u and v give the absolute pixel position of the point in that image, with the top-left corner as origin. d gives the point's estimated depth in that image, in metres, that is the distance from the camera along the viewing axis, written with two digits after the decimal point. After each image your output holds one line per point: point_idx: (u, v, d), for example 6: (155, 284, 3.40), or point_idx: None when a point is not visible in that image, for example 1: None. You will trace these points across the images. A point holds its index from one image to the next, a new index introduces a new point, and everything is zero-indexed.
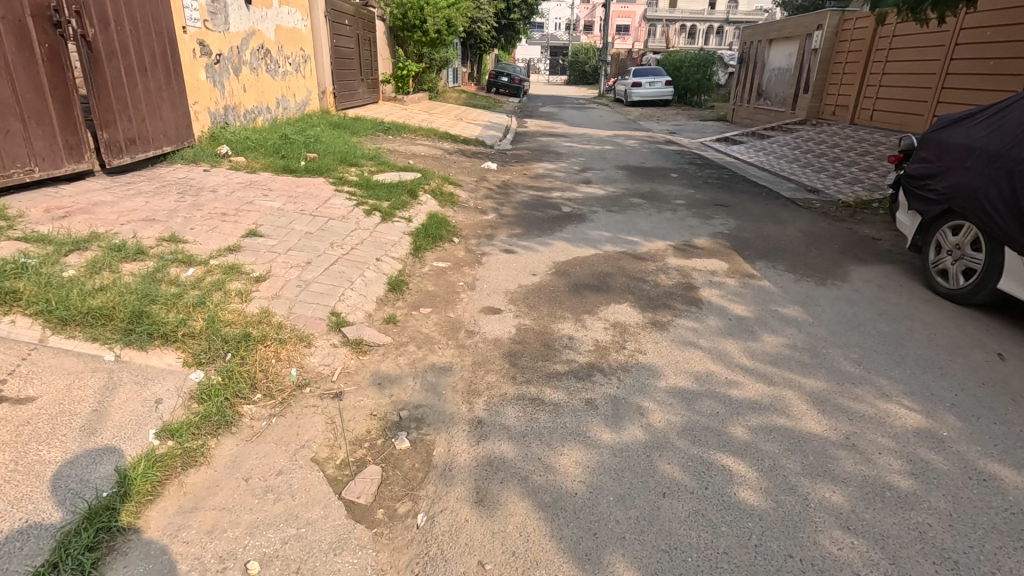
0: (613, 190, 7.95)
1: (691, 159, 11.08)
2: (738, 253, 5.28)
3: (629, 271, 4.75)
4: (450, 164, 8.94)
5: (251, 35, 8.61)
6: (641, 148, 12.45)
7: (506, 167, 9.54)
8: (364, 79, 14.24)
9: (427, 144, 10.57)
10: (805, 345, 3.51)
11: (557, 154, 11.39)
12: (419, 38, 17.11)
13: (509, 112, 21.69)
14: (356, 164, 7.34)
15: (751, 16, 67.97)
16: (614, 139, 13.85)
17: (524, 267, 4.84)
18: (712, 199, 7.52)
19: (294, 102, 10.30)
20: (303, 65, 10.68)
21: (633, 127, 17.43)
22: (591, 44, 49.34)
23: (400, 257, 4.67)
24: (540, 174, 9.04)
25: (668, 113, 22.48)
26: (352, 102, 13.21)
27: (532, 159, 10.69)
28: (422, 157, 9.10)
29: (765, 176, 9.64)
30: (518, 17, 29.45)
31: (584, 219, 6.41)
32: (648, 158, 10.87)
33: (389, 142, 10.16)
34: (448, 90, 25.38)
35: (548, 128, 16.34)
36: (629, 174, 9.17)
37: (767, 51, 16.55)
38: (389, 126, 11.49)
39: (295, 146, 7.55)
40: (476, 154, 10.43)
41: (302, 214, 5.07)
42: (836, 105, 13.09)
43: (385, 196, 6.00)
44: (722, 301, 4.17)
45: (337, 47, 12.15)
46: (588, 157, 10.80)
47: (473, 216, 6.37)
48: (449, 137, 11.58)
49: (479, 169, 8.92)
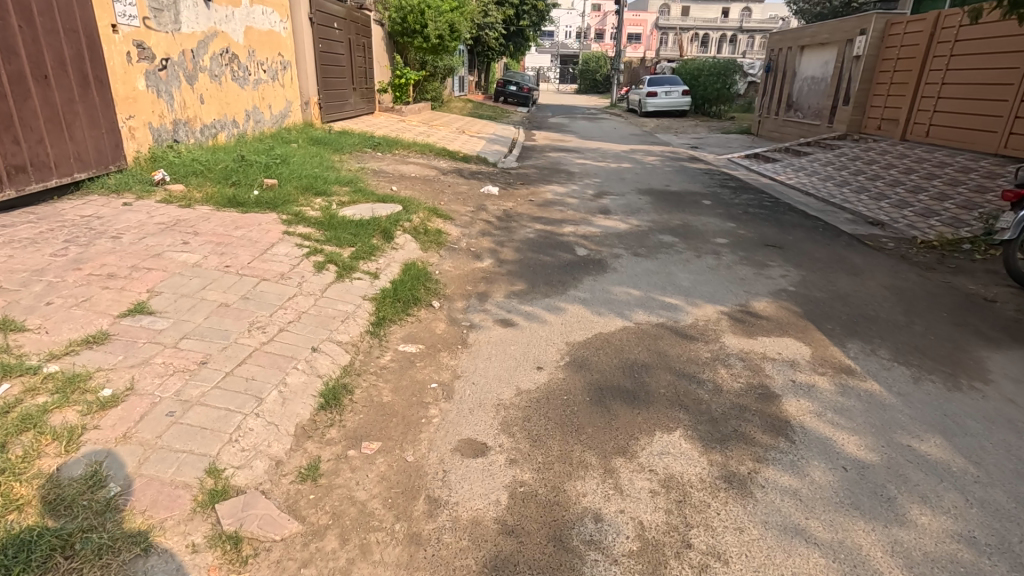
0: (637, 223, 6.59)
1: (723, 180, 9.69)
2: (817, 328, 3.87)
3: (673, 363, 3.36)
4: (443, 188, 7.63)
5: (211, 37, 7.35)
6: (663, 166, 11.09)
7: (511, 191, 8.22)
8: (358, 88, 13.00)
9: (421, 163, 9.28)
10: (990, 540, 2.10)
11: (569, 173, 10.06)
12: (421, 44, 15.87)
13: (517, 123, 20.43)
14: (325, 192, 6.02)
15: (766, 24, 66.46)
16: (631, 155, 12.50)
17: (526, 352, 3.46)
18: (760, 237, 6.13)
19: (268, 114, 9.04)
20: (280, 73, 9.43)
21: (651, 140, 16.09)
22: (602, 53, 48.18)
23: (350, 340, 3.31)
24: (550, 200, 7.70)
25: (686, 124, 21.07)
26: (342, 113, 11.97)
27: (541, 180, 9.36)
28: (412, 180, 7.80)
29: (813, 204, 8.22)
30: (527, 24, 28.30)
31: (605, 267, 5.05)
32: (673, 179, 9.50)
33: (377, 160, 8.87)
34: (454, 100, 24.21)
35: (559, 141, 15.02)
36: (654, 201, 7.81)
37: (799, 58, 15.11)
38: (379, 141, 10.19)
39: (253, 169, 6.25)
40: (476, 174, 9.14)
41: (225, 272, 3.75)
42: (883, 118, 11.66)
43: (348, 240, 4.66)
44: (819, 425, 2.78)
45: (323, 53, 10.91)
46: (604, 178, 9.46)
47: (464, 263, 5.02)
48: (447, 154, 10.25)
49: (478, 195, 7.59)
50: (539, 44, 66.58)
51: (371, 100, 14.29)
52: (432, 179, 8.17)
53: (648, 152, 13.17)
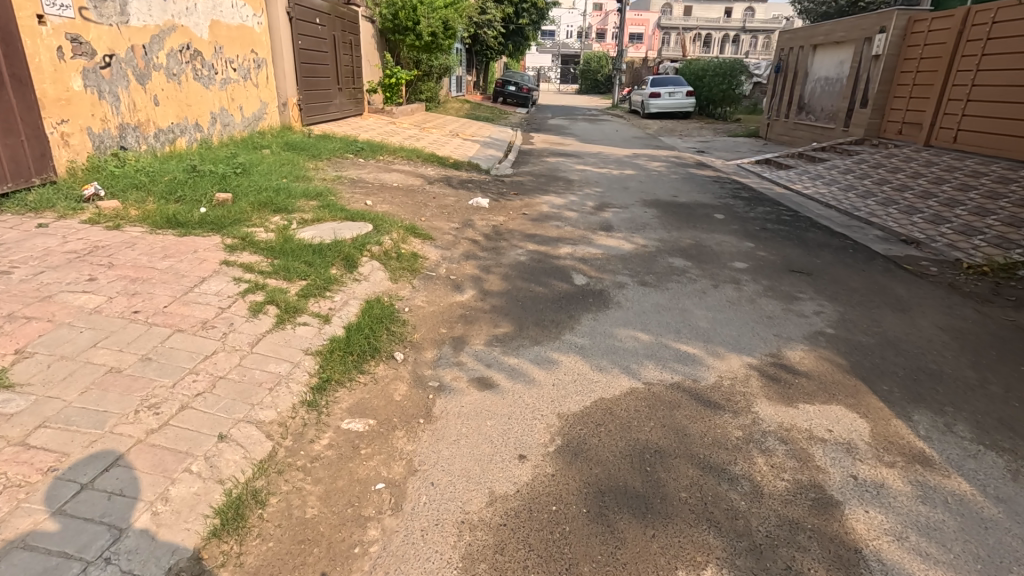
0: (645, 243, 5.82)
1: (734, 190, 8.93)
2: (871, 391, 3.12)
3: (696, 447, 2.59)
4: (427, 200, 6.86)
5: (168, 31, 6.59)
6: (670, 174, 10.31)
7: (504, 202, 7.46)
8: (344, 88, 12.23)
9: (407, 170, 8.53)
10: None
11: (568, 181, 9.29)
12: (413, 42, 15.09)
13: (515, 125, 19.64)
14: (286, 207, 5.26)
15: (769, 25, 65.60)
16: (634, 160, 11.75)
17: (507, 428, 2.70)
18: (785, 262, 5.36)
19: (239, 118, 8.29)
20: (253, 72, 8.67)
21: (654, 143, 15.33)
22: (603, 53, 47.45)
23: (277, 418, 2.55)
24: (545, 214, 6.94)
25: (691, 126, 20.27)
26: (326, 115, 11.21)
27: (537, 189, 8.59)
28: (392, 192, 7.04)
29: (836, 217, 7.46)
30: (527, 22, 27.53)
31: (607, 301, 4.29)
32: (682, 189, 8.73)
33: (358, 168, 8.11)
34: (451, 101, 23.46)
35: (558, 145, 14.28)
36: (662, 215, 7.04)
37: (812, 57, 14.31)
38: (362, 145, 9.43)
39: (207, 181, 5.49)
40: (466, 183, 8.39)
41: (131, 320, 2.99)
42: (905, 122, 10.89)
43: (300, 271, 3.90)
44: (904, 558, 2.01)
45: (304, 51, 10.13)
46: (607, 187, 8.70)
47: (441, 296, 4.26)
48: (436, 160, 9.48)
49: (466, 207, 6.83)
50: (540, 44, 65.85)
51: (359, 101, 13.53)
52: (415, 189, 7.40)
53: (653, 157, 12.39)
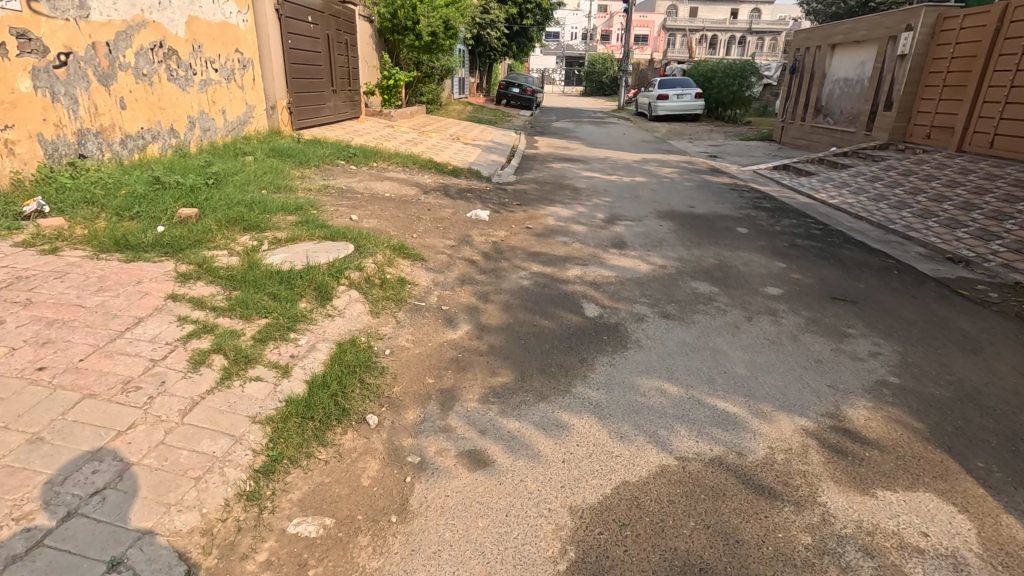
0: (663, 263, 5.19)
1: (754, 199, 8.28)
2: (964, 470, 2.47)
3: (755, 565, 1.96)
4: (421, 213, 6.24)
5: (136, 27, 6.00)
6: (684, 181, 9.68)
7: (506, 214, 6.85)
8: (339, 90, 11.64)
9: (402, 178, 7.95)
10: None
11: (575, 189, 8.67)
12: (412, 43, 14.52)
13: (519, 128, 19.03)
14: (258, 225, 4.65)
15: (776, 26, 64.92)
16: (645, 166, 11.11)
17: (504, 533, 2.07)
18: (823, 285, 4.73)
19: (221, 122, 7.70)
20: (237, 72, 8.07)
21: (664, 147, 14.68)
22: (608, 55, 46.89)
23: (200, 526, 1.93)
24: (551, 228, 6.32)
25: (701, 129, 19.63)
26: (319, 118, 10.62)
27: (542, 198, 7.98)
28: (384, 202, 6.44)
29: (870, 231, 6.80)
30: (531, 23, 26.97)
31: (625, 339, 3.66)
32: (698, 198, 8.10)
33: (348, 177, 7.52)
34: (453, 103, 22.88)
35: (564, 149, 13.66)
36: (679, 230, 6.42)
37: (830, 58, 13.64)
38: (355, 151, 8.83)
39: (172, 193, 4.89)
40: (465, 192, 7.78)
41: (31, 382, 2.37)
42: (934, 126, 10.23)
43: (261, 307, 3.29)
44: None
45: (294, 50, 9.54)
46: (617, 196, 8.08)
47: (430, 333, 3.63)
48: (434, 166, 8.87)
49: (465, 221, 6.23)
50: (545, 46, 65.32)
51: (356, 104, 12.93)
52: (409, 200, 6.80)
53: (664, 162, 11.75)
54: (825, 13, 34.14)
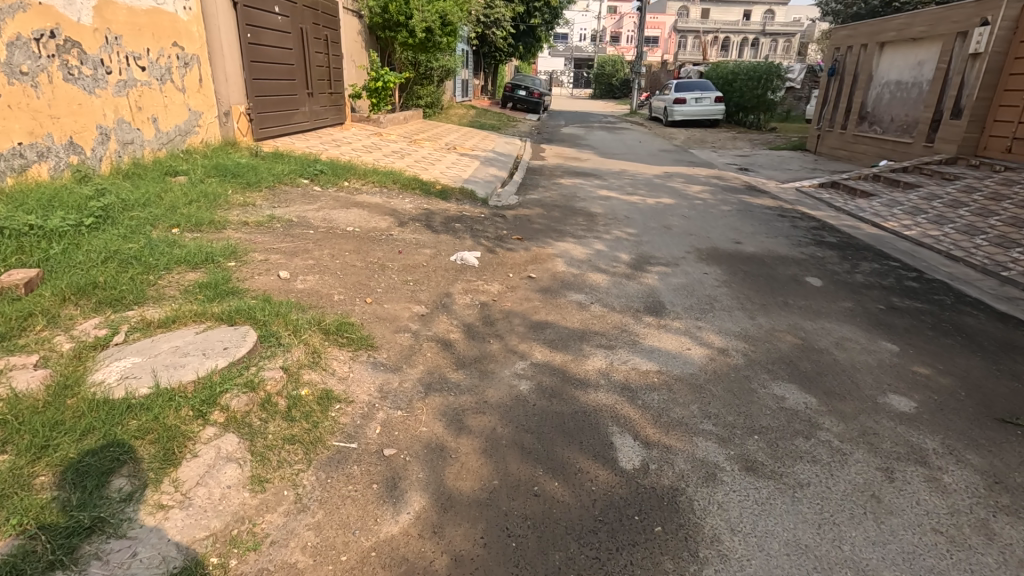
0: (722, 345, 3.62)
1: (813, 230, 6.70)
2: None
3: None
4: (388, 257, 4.71)
5: (10, 10, 4.48)
6: (718, 203, 8.11)
7: (502, 256, 5.30)
8: (316, 93, 10.13)
9: (374, 203, 6.43)
10: None
11: (589, 215, 7.12)
12: (406, 40, 13.00)
13: (524, 134, 17.49)
14: (121, 298, 3.11)
15: (790, 28, 63.19)
16: (669, 183, 9.54)
17: None
18: (972, 391, 3.14)
19: (150, 133, 6.19)
20: (175, 71, 6.57)
21: (686, 158, 13.10)
22: (618, 58, 45.47)
23: None
24: (561, 279, 4.76)
25: (723, 136, 18.04)
26: (289, 126, 9.12)
27: (549, 229, 6.42)
28: (341, 240, 4.92)
29: (980, 280, 5.20)
30: (539, 22, 25.54)
31: (691, 535, 2.09)
32: (743, 230, 6.52)
33: (307, 203, 6.02)
34: (454, 107, 21.39)
35: (574, 160, 12.12)
36: (730, 281, 4.84)
37: (878, 58, 11.99)
38: (323, 166, 7.32)
39: (12, 242, 3.38)
40: (451, 220, 6.23)
41: None
42: (1016, 137, 8.61)
43: (16, 508, 1.76)
44: None
45: (255, 46, 8.04)
46: (642, 227, 6.53)
47: (350, 521, 2.07)
48: (415, 186, 7.30)
49: (447, 269, 4.69)
50: (553, 47, 63.95)
51: (339, 108, 11.43)
52: (377, 235, 5.26)
53: (690, 178, 10.16)
54: (848, 13, 32.35)
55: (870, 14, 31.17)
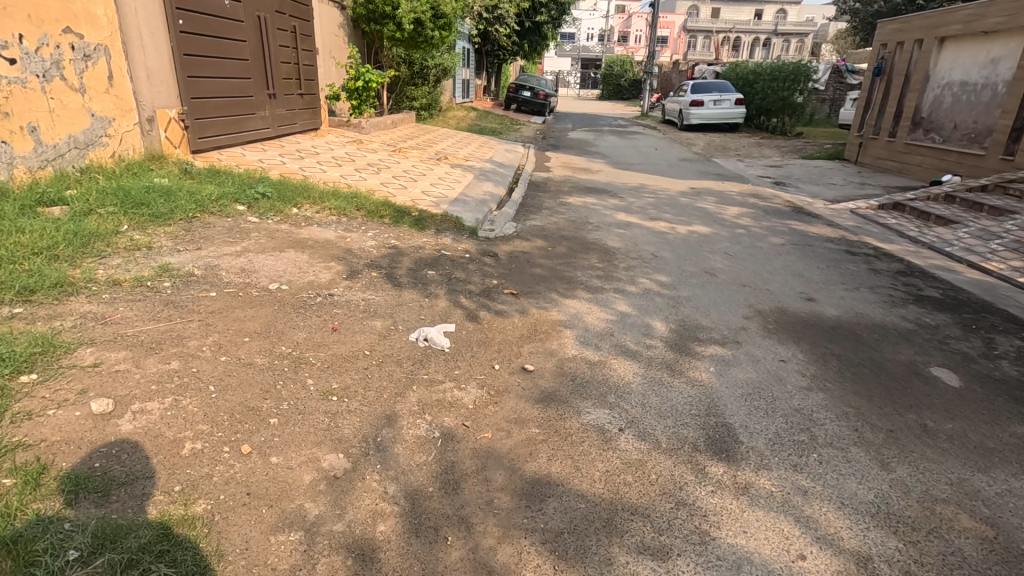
0: (857, 546, 2.05)
1: (901, 276, 5.11)
2: None
3: None
4: (313, 340, 3.15)
5: None
6: (765, 232, 6.51)
7: (487, 329, 3.73)
8: (280, 95, 8.61)
9: (323, 240, 4.87)
10: None
11: (605, 252, 5.54)
12: (393, 34, 11.46)
13: (527, 139, 15.90)
14: None
15: (803, 27, 61.40)
16: (699, 204, 7.96)
17: None
18: None
19: (22, 148, 4.64)
20: (68, 65, 5.02)
21: (711, 168, 11.48)
22: (626, 58, 43.95)
23: None
24: (570, 373, 3.19)
25: (746, 143, 16.44)
26: (241, 134, 7.59)
27: (553, 275, 4.84)
28: (250, 310, 3.37)
29: None
30: (545, 19, 24.03)
31: None
32: (811, 278, 4.94)
33: (229, 243, 4.50)
34: (452, 109, 19.82)
35: (583, 172, 10.56)
36: (823, 376, 3.26)
37: (937, 56, 10.34)
38: (267, 188, 5.79)
39: None
40: (423, 265, 4.67)
41: None
42: None
43: None
44: None
45: (192, 37, 6.51)
46: (676, 272, 4.95)
47: None
48: (383, 214, 5.74)
49: (399, 362, 3.12)
50: (560, 47, 62.38)
51: (312, 111, 9.90)
52: (308, 299, 3.69)
53: (722, 196, 8.57)
54: (870, 11, 30.62)
55: (894, 13, 29.49)
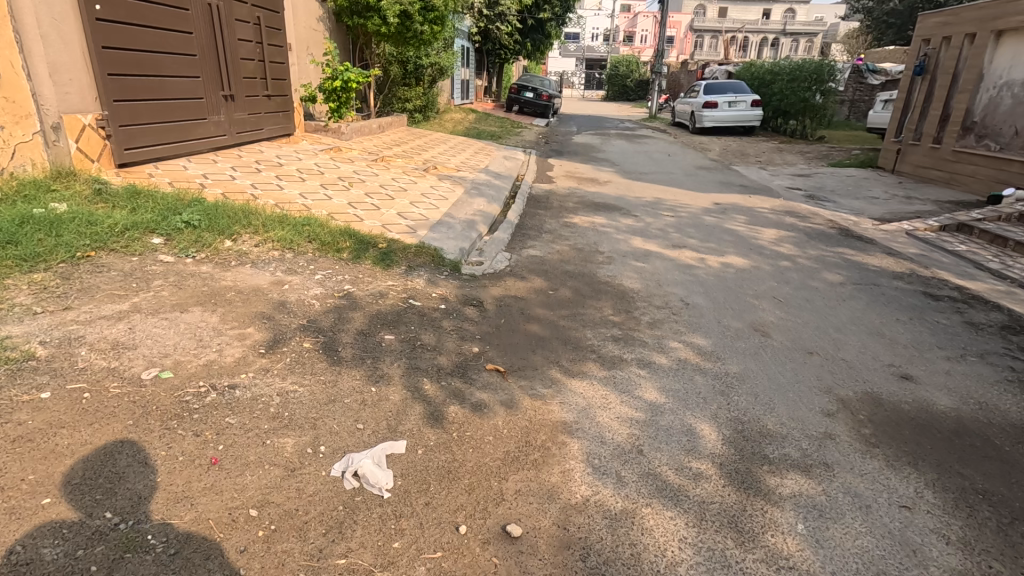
0: None
1: (1010, 334, 3.91)
2: None
3: None
4: (166, 494, 1.97)
5: None
6: (815, 265, 5.31)
7: (455, 441, 2.54)
8: (240, 97, 7.45)
9: (251, 289, 3.69)
10: None
11: (620, 296, 4.34)
12: (378, 29, 10.39)
13: (528, 144, 14.73)
14: None
15: (812, 27, 60.12)
16: (727, 225, 6.76)
17: None
18: None
19: None
20: None
21: (733, 178, 10.27)
22: (631, 58, 42.72)
23: None
24: (578, 544, 2.00)
25: (765, 148, 15.22)
26: (185, 143, 6.43)
27: (554, 334, 3.65)
28: (84, 432, 2.19)
29: None
30: (548, 16, 22.86)
31: None
32: (896, 339, 3.74)
33: (115, 298, 3.33)
34: (449, 111, 18.65)
35: (589, 184, 9.38)
36: (980, 543, 2.07)
37: (992, 52, 9.12)
38: (195, 213, 4.62)
39: None
40: (379, 325, 3.48)
41: None
42: None
43: None
44: None
45: (115, 26, 5.35)
46: (716, 332, 3.75)
47: None
48: (341, 248, 4.56)
49: (303, 530, 1.94)
50: (563, 47, 61.16)
51: (282, 115, 8.74)
52: (191, 401, 2.49)
53: (752, 215, 7.36)
54: (885, 9, 29.35)
55: (909, 11, 28.22)
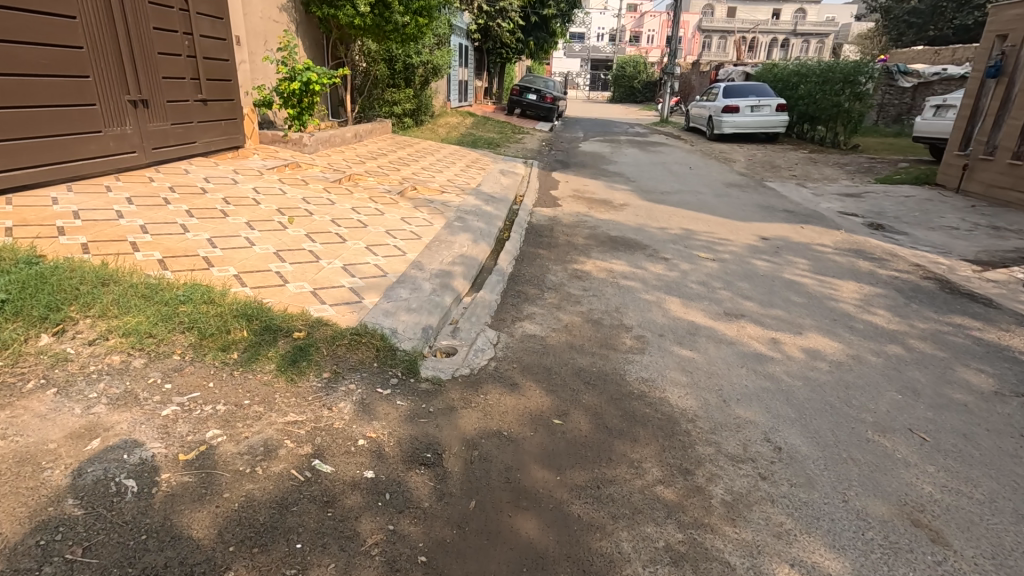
0: None
1: None
2: None
3: None
4: None
5: None
6: (939, 353, 3.67)
7: None
8: (158, 103, 5.82)
9: (16, 458, 2.05)
10: None
11: (668, 433, 2.71)
12: (351, 21, 8.84)
13: (530, 153, 13.11)
14: None
15: (823, 28, 58.35)
16: (789, 276, 5.12)
17: None
18: None
19: None
20: None
21: (773, 199, 8.62)
22: (638, 58, 41.05)
23: None
24: None
25: (795, 158, 13.57)
26: (64, 165, 4.81)
27: (564, 544, 2.03)
28: None
29: None
30: (552, 13, 21.26)
31: None
32: None
33: None
34: (444, 115, 17.02)
35: (602, 208, 7.74)
36: None
37: None
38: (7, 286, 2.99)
39: None
40: (235, 545, 1.86)
41: None
42: None
43: None
44: None
45: None
46: (852, 536, 2.12)
47: None
48: (228, 346, 2.93)
49: None
50: (567, 48, 59.54)
51: (226, 125, 7.11)
52: None
53: (815, 258, 5.72)
54: (905, 8, 27.49)
55: (932, 9, 26.33)
